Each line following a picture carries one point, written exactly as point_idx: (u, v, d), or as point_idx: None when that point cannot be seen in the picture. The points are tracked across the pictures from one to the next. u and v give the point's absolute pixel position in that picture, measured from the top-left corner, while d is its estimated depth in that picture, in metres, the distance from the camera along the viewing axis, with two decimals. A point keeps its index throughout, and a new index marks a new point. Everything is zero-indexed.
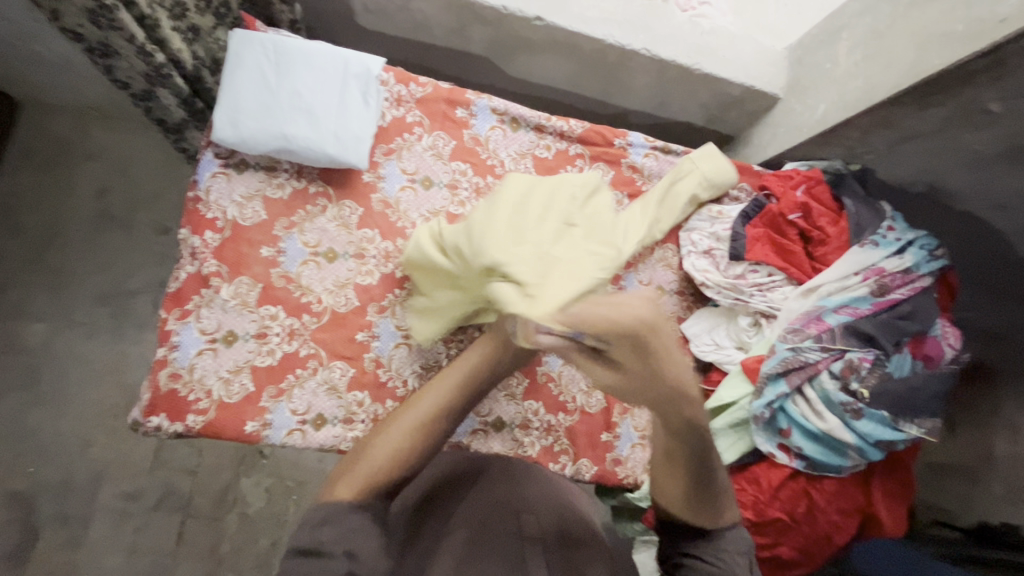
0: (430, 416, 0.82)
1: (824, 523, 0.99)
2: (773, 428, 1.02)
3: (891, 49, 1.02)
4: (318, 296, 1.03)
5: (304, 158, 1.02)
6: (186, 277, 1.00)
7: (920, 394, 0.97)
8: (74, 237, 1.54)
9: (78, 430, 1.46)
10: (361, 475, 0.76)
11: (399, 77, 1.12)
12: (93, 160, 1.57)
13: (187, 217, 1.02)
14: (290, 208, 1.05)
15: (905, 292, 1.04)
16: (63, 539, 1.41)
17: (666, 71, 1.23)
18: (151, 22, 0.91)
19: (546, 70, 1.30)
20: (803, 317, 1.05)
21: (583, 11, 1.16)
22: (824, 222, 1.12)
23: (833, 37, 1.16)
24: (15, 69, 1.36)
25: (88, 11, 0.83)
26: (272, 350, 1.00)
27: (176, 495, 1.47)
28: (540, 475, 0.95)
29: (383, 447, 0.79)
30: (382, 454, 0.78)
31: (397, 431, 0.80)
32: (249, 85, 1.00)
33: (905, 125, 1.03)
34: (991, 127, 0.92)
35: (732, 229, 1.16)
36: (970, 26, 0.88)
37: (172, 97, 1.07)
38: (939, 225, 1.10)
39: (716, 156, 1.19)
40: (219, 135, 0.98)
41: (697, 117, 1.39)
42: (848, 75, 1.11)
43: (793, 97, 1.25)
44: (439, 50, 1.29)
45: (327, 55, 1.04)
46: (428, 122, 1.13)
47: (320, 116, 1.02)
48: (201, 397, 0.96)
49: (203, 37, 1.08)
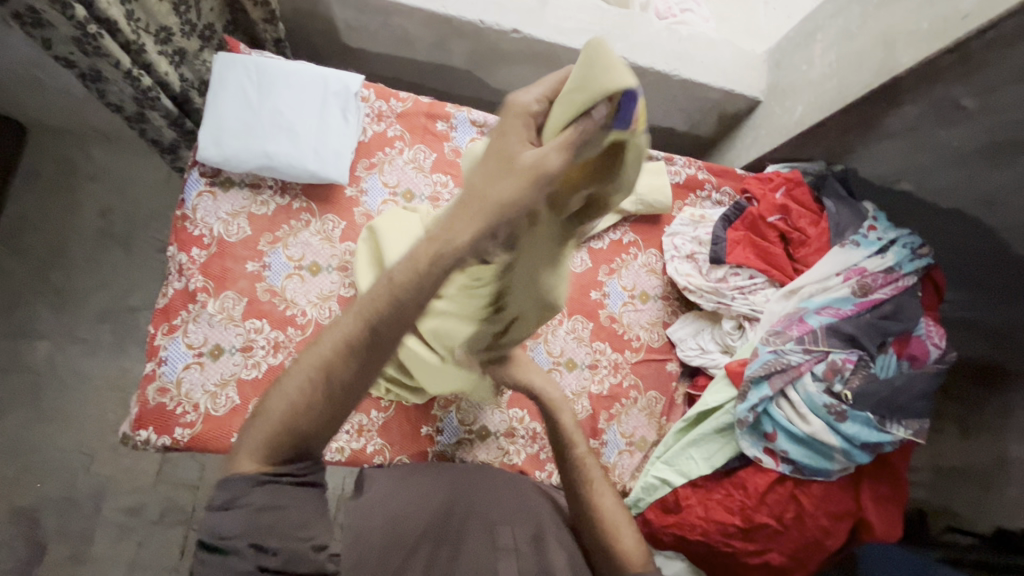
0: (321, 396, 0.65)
1: (813, 528, 0.98)
2: (758, 432, 1.01)
3: (863, 50, 1.02)
4: (302, 308, 1.05)
5: (285, 174, 1.04)
6: (174, 293, 1.03)
7: (905, 394, 0.96)
8: (78, 258, 1.58)
9: (81, 447, 1.49)
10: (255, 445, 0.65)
11: (379, 93, 1.15)
12: (96, 184, 1.62)
13: (175, 235, 1.05)
14: (274, 223, 1.08)
15: (888, 292, 1.03)
16: (68, 556, 1.44)
17: (645, 77, 1.24)
18: (136, 47, 0.94)
19: (527, 81, 1.32)
20: (785, 319, 1.05)
21: (559, 22, 1.18)
22: (804, 223, 1.12)
23: (809, 39, 1.17)
24: (20, 99, 1.41)
25: (74, 39, 0.87)
26: (257, 363, 1.02)
27: (178, 510, 1.49)
28: (532, 490, 0.95)
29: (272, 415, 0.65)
30: (274, 419, 0.65)
31: (320, 351, 0.65)
32: (232, 105, 1.03)
33: (881, 124, 1.04)
34: (967, 122, 0.93)
35: (713, 233, 1.16)
36: (932, 24, 0.88)
37: (160, 118, 1.10)
38: (937, 225, 1.10)
39: (661, 176, 1.19)
40: (203, 154, 1.01)
41: (681, 123, 1.40)
42: (823, 76, 1.12)
43: (773, 100, 1.26)
44: (424, 67, 1.32)
45: (306, 73, 1.07)
46: (408, 136, 1.16)
47: (301, 133, 1.05)
48: (188, 411, 0.98)
49: (190, 61, 1.11)
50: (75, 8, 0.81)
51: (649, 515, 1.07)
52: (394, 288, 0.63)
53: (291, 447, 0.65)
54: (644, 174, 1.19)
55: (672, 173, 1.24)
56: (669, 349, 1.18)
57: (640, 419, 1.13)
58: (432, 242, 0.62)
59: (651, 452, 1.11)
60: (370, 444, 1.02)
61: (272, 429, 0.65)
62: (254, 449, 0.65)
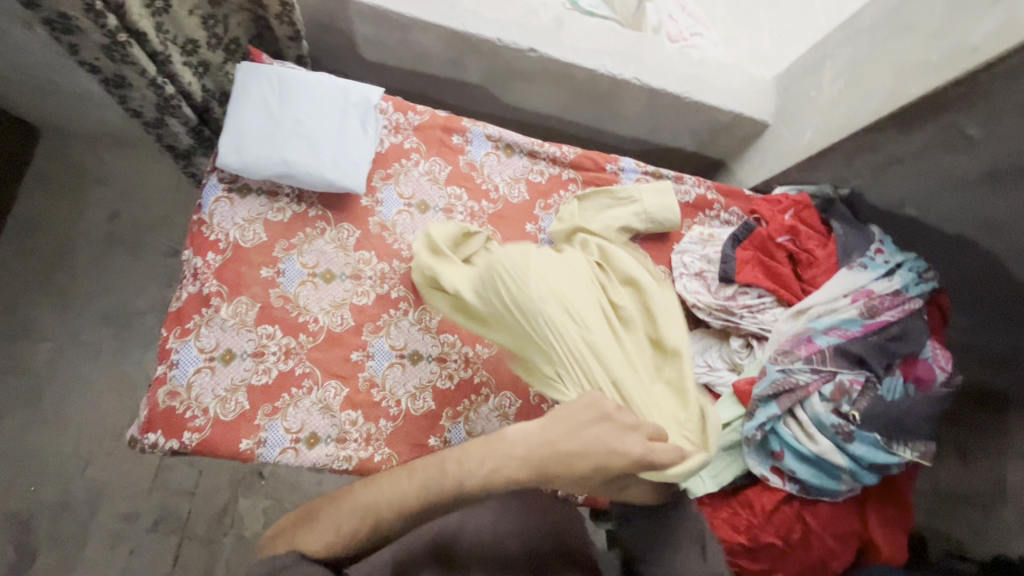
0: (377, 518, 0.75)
1: (819, 548, 0.98)
2: (765, 450, 1.01)
3: (870, 79, 1.06)
4: (315, 316, 1.06)
5: (304, 183, 1.06)
6: (186, 296, 1.03)
7: (911, 416, 0.97)
8: (84, 260, 1.59)
9: (80, 450, 1.48)
10: (330, 531, 0.76)
11: (398, 106, 1.17)
12: (107, 187, 1.63)
13: (191, 239, 1.05)
14: (290, 230, 1.09)
15: (894, 314, 1.04)
16: (61, 560, 1.42)
17: (656, 98, 1.27)
18: (163, 58, 0.96)
19: (541, 99, 1.34)
20: (794, 338, 1.06)
21: (574, 43, 1.21)
22: (812, 244, 1.15)
23: (817, 65, 1.21)
24: (36, 101, 1.43)
25: (103, 46, 0.88)
26: (268, 369, 1.02)
27: (175, 517, 1.48)
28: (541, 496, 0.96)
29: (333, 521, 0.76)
30: (338, 526, 0.76)
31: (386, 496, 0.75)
32: (254, 114, 1.05)
33: (887, 151, 1.07)
34: (969, 151, 0.95)
35: (722, 252, 1.17)
36: (942, 56, 0.93)
37: (180, 125, 1.11)
38: (946, 251, 1.09)
39: (668, 196, 1.21)
40: (223, 161, 1.03)
41: (689, 144, 1.42)
42: (832, 102, 1.15)
43: (782, 124, 1.28)
44: (440, 83, 1.34)
45: (328, 86, 1.09)
46: (424, 148, 1.18)
47: (320, 143, 1.06)
48: (197, 415, 0.98)
49: (212, 72, 1.14)
50: (108, 17, 0.83)
51: None
52: (461, 494, 0.74)
53: (336, 553, 0.76)
54: (654, 192, 1.20)
55: (681, 192, 1.27)
56: None
57: None
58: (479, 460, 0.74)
59: None
60: (377, 453, 1.02)
61: (339, 532, 0.76)
62: (340, 539, 0.76)
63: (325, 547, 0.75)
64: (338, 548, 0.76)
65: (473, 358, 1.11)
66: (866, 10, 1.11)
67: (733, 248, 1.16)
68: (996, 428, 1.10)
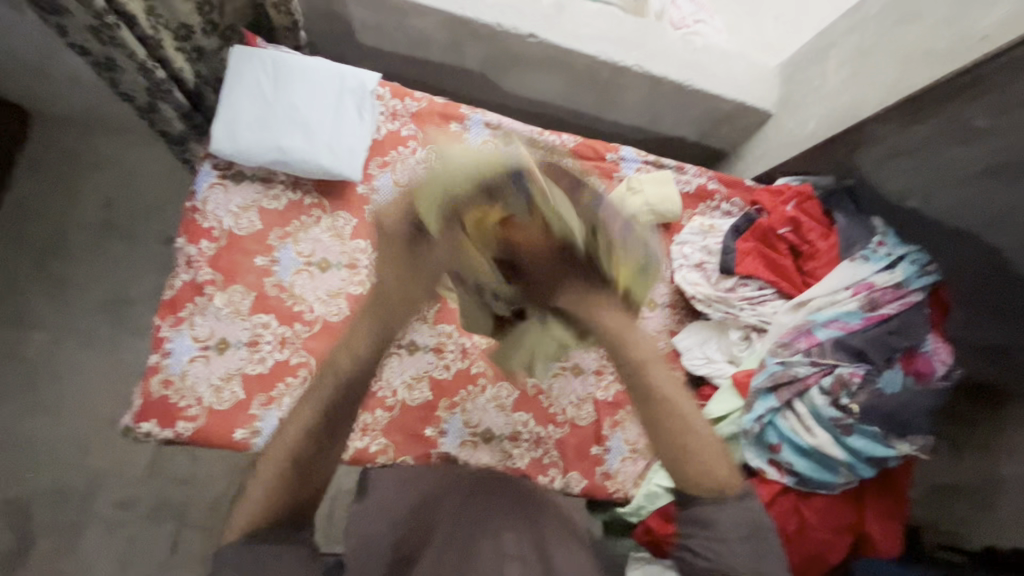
0: (293, 474, 0.70)
1: (814, 541, 0.98)
2: (763, 443, 1.01)
3: (876, 67, 1.04)
4: (310, 305, 1.05)
5: (298, 170, 1.04)
6: (180, 285, 1.02)
7: (908, 412, 0.95)
8: (78, 248, 1.57)
9: (76, 438, 1.48)
10: (246, 511, 0.69)
11: (394, 92, 1.15)
12: (100, 173, 1.61)
13: (185, 227, 1.04)
14: (285, 218, 1.07)
15: (895, 307, 1.03)
16: (58, 547, 1.42)
17: (658, 86, 1.25)
18: (153, 41, 0.94)
19: (541, 86, 1.32)
20: (793, 331, 1.05)
21: (574, 28, 1.19)
22: (814, 236, 1.13)
23: (822, 54, 1.19)
24: (28, 85, 1.40)
25: (91, 29, 0.86)
26: (263, 358, 1.01)
27: (171, 506, 1.47)
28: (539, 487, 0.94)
29: (254, 493, 0.70)
30: (262, 487, 0.70)
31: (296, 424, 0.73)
32: (248, 100, 1.02)
33: (892, 141, 1.05)
34: (974, 143, 0.94)
35: (722, 243, 1.16)
36: (951, 44, 0.91)
37: (171, 111, 1.09)
38: (946, 245, 1.05)
39: (668, 185, 1.20)
40: (216, 147, 1.01)
41: (691, 133, 1.40)
42: (837, 91, 1.13)
43: (785, 114, 1.27)
44: (438, 69, 1.32)
45: (323, 71, 1.07)
46: (422, 135, 1.16)
47: (315, 129, 1.04)
48: (191, 404, 0.97)
49: (206, 57, 1.11)
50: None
51: (651, 523, 1.06)
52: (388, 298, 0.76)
53: (262, 530, 0.68)
54: (654, 181, 1.19)
55: (682, 182, 1.25)
56: (675, 357, 1.15)
57: None
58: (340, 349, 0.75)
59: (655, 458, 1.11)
60: (373, 443, 1.01)
61: (258, 502, 0.69)
62: (256, 508, 0.69)
63: (251, 523, 0.68)
64: (264, 512, 0.69)
65: (469, 348, 1.09)
66: None
67: (734, 240, 1.15)
68: (992, 423, 1.08)
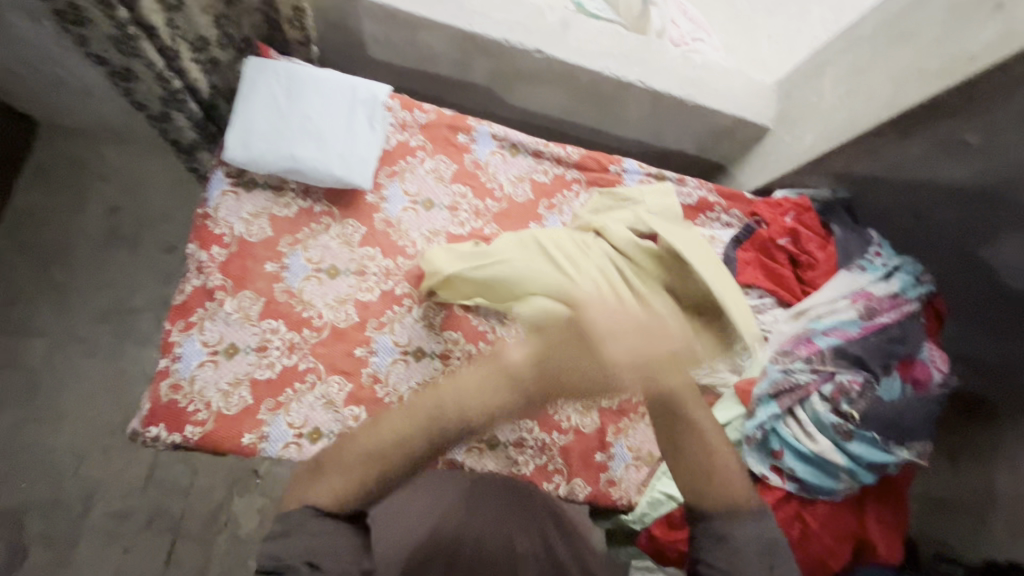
0: (384, 451, 0.81)
1: (817, 547, 0.99)
2: (765, 449, 1.02)
3: (869, 84, 1.08)
4: (319, 310, 1.06)
5: (310, 178, 1.06)
6: (191, 290, 1.03)
7: (907, 417, 0.98)
8: (82, 255, 1.58)
9: (74, 446, 1.47)
10: (327, 490, 0.79)
11: (404, 104, 1.17)
12: (105, 181, 1.62)
13: (196, 233, 1.05)
14: (295, 225, 1.09)
15: (892, 316, 1.06)
16: (54, 558, 1.40)
17: (660, 101, 1.29)
18: (172, 53, 0.97)
19: (545, 100, 1.35)
20: (794, 338, 1.07)
21: (579, 45, 1.23)
22: (812, 247, 1.16)
23: (818, 72, 1.23)
24: (38, 94, 1.42)
25: (113, 39, 0.88)
26: (271, 363, 1.02)
27: (169, 514, 1.47)
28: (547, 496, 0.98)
29: (335, 475, 0.81)
30: (344, 478, 0.80)
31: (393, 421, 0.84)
32: (262, 109, 1.05)
33: (887, 156, 1.09)
34: (969, 157, 0.98)
35: (724, 253, 1.19)
36: (941, 63, 0.94)
37: (185, 120, 1.11)
38: (942, 259, 1.14)
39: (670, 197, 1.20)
40: (229, 155, 1.03)
41: (690, 147, 1.44)
42: (833, 107, 1.17)
43: (782, 129, 1.30)
44: (445, 82, 1.35)
45: (336, 82, 1.09)
46: (430, 146, 1.18)
47: (328, 139, 1.07)
48: (199, 408, 0.97)
49: (221, 68, 1.14)
50: (120, 10, 0.83)
51: (655, 530, 1.07)
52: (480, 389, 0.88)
53: (343, 504, 0.78)
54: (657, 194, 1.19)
55: (683, 194, 1.28)
56: None
57: (647, 434, 1.15)
58: (474, 376, 0.89)
59: (658, 465, 1.12)
60: None
61: (337, 485, 0.79)
62: (326, 497, 0.77)
63: (332, 498, 0.78)
64: (344, 492, 0.79)
65: (475, 355, 1.11)
66: (866, 18, 1.14)
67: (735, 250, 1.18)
68: (986, 435, 1.15)
